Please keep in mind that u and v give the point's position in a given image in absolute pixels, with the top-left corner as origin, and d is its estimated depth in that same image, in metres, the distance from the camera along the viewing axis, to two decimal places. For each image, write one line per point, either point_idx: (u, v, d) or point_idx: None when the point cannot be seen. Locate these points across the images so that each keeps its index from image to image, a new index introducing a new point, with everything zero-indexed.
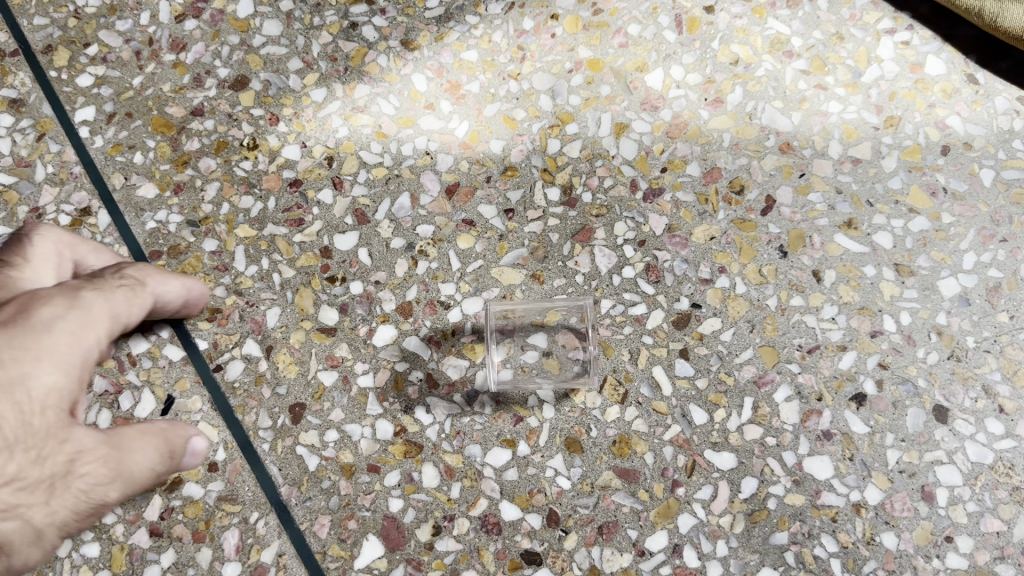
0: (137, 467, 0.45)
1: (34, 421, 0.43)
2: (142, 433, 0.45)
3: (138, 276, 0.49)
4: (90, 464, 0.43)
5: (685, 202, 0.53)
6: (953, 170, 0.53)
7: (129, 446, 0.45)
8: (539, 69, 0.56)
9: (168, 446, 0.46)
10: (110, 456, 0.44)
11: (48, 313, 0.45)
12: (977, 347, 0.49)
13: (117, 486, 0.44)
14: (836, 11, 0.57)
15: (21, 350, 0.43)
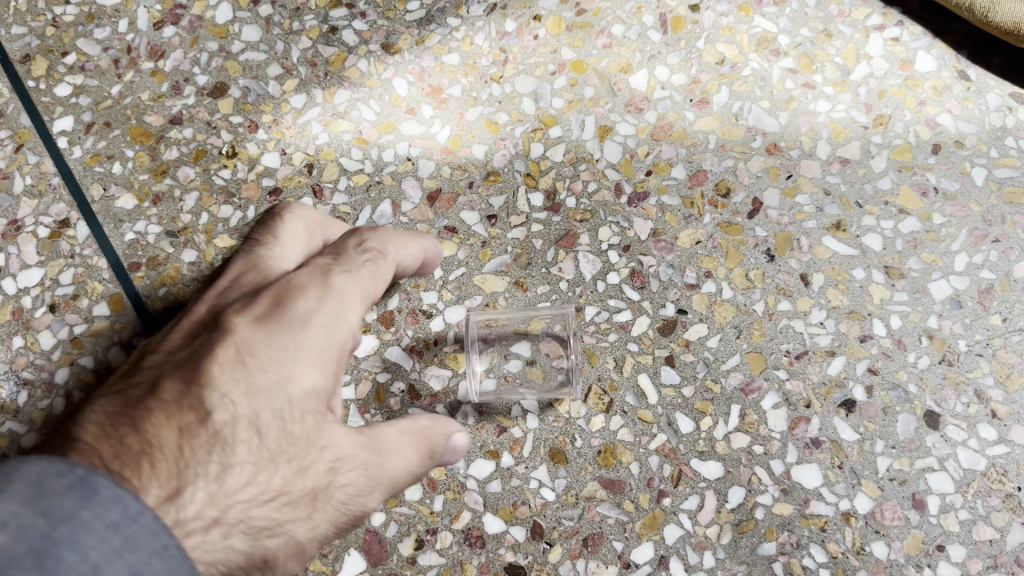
0: (394, 471, 0.43)
1: (294, 426, 0.40)
2: (408, 431, 0.44)
3: (380, 246, 0.47)
4: (346, 469, 0.41)
5: (670, 206, 0.52)
6: (944, 170, 0.52)
7: (378, 443, 0.43)
8: (522, 72, 0.55)
9: (438, 441, 0.44)
10: (360, 458, 0.42)
11: (273, 319, 0.42)
12: (969, 350, 0.48)
13: (371, 488, 0.42)
14: (824, 8, 0.56)
15: (281, 351, 0.41)
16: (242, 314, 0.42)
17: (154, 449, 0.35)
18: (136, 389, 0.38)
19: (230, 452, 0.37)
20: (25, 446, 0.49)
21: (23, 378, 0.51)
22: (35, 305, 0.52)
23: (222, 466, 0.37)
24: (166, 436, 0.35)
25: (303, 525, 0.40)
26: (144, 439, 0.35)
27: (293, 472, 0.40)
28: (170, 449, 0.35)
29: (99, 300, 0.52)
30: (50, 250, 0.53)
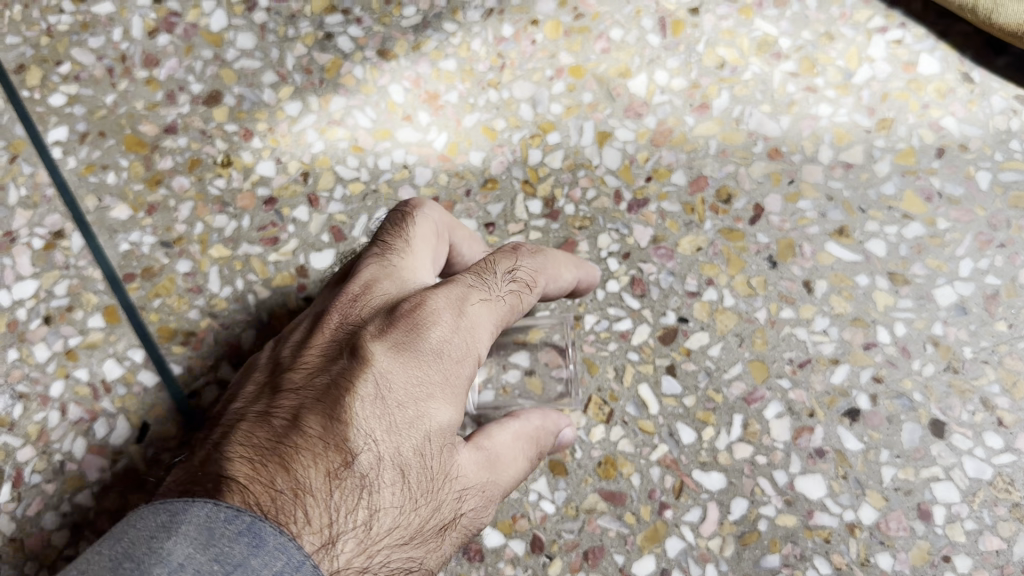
0: (523, 477, 0.43)
1: (441, 453, 0.40)
2: (522, 438, 0.43)
3: (529, 278, 0.45)
4: (501, 480, 0.42)
5: (670, 212, 0.51)
6: (948, 174, 0.51)
7: (519, 453, 0.43)
8: (520, 77, 0.55)
9: (548, 441, 0.44)
10: (501, 470, 0.42)
11: (452, 344, 0.41)
12: (975, 357, 0.47)
13: (504, 496, 0.42)
14: (826, 11, 0.56)
15: (418, 387, 0.40)
16: (389, 333, 0.41)
17: (305, 491, 0.35)
18: (282, 418, 0.39)
19: (374, 497, 0.37)
20: (20, 459, 0.48)
21: (18, 392, 0.50)
22: (30, 317, 0.51)
23: (370, 511, 0.37)
24: (314, 479, 0.36)
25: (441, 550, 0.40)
26: (295, 484, 0.35)
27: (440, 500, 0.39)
28: (318, 492, 0.36)
29: (94, 311, 0.51)
30: (45, 262, 0.52)
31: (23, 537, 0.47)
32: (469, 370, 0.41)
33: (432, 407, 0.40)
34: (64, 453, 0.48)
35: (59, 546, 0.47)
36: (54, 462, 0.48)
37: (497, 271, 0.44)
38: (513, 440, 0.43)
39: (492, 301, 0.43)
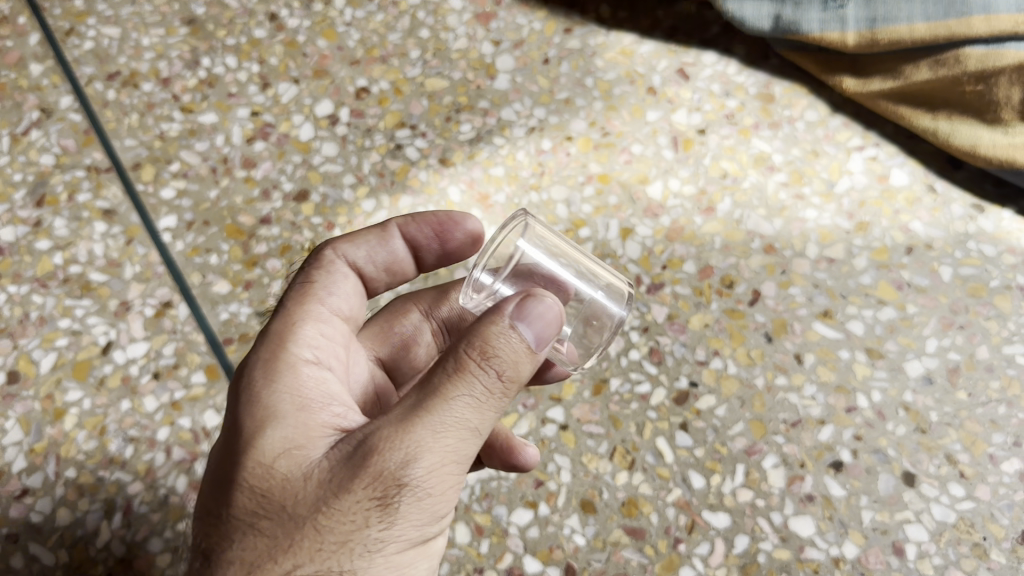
0: (445, 395, 0.40)
1: (288, 455, 0.41)
2: (434, 369, 0.41)
3: (301, 279, 0.51)
4: (400, 421, 0.39)
5: (682, 294, 0.61)
6: (916, 268, 0.61)
7: (427, 380, 0.40)
8: (556, 182, 0.66)
9: (472, 339, 0.40)
10: (399, 410, 0.40)
11: (246, 377, 0.44)
12: (940, 421, 0.56)
13: (419, 434, 0.39)
14: (813, 132, 0.68)
15: (230, 430, 0.43)
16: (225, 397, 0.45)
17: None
18: None
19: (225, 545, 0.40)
20: (130, 492, 0.57)
21: (129, 435, 0.59)
22: (141, 373, 0.61)
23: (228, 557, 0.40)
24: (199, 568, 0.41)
25: (350, 521, 0.39)
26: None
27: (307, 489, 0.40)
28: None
29: (197, 369, 0.61)
30: (155, 327, 0.62)
31: (132, 558, 0.55)
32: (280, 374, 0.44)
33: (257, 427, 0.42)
34: (168, 487, 0.57)
35: (162, 565, 0.55)
36: (159, 494, 0.57)
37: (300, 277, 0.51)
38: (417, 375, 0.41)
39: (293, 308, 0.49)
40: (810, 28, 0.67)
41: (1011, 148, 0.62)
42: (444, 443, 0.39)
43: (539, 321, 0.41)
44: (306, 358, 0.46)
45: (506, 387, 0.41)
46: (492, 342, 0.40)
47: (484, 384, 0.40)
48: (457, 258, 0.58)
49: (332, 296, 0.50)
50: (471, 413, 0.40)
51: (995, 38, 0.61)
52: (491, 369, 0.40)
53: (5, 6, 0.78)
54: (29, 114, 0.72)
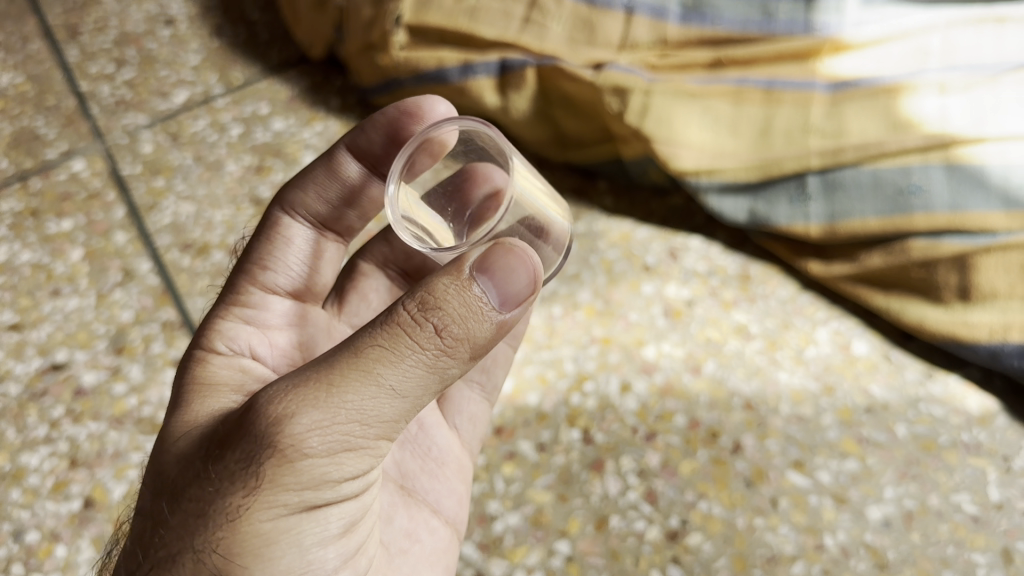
0: (370, 353, 0.45)
1: (192, 427, 0.50)
2: (375, 325, 0.46)
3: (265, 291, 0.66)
4: (311, 377, 0.45)
5: (674, 443, 0.71)
6: (875, 425, 0.71)
7: (362, 337, 0.46)
8: (566, 343, 0.78)
9: (423, 291, 0.46)
10: (323, 361, 0.46)
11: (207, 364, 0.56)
12: (897, 558, 0.65)
13: (318, 392, 0.45)
14: (784, 307, 0.80)
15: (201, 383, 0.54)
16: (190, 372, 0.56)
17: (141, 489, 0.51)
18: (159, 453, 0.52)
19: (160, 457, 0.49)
20: None
21: None
22: None
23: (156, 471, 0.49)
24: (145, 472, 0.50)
25: (235, 467, 0.45)
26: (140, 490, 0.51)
27: (206, 448, 0.47)
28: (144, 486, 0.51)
29: None
30: None
31: None
32: (213, 355, 0.57)
33: (181, 400, 0.52)
34: None
35: None
36: None
37: (251, 242, 0.67)
38: (355, 331, 0.47)
39: (241, 270, 0.65)
40: (779, 219, 0.80)
41: (955, 324, 0.73)
42: (346, 401, 0.45)
43: (505, 283, 0.47)
44: (220, 349, 0.58)
45: (443, 349, 0.46)
46: (436, 307, 0.46)
47: (420, 344, 0.46)
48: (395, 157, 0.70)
49: (271, 273, 0.66)
50: (393, 372, 0.45)
51: (935, 232, 0.73)
52: (430, 324, 0.46)
53: (97, 183, 0.91)
54: (113, 276, 0.84)
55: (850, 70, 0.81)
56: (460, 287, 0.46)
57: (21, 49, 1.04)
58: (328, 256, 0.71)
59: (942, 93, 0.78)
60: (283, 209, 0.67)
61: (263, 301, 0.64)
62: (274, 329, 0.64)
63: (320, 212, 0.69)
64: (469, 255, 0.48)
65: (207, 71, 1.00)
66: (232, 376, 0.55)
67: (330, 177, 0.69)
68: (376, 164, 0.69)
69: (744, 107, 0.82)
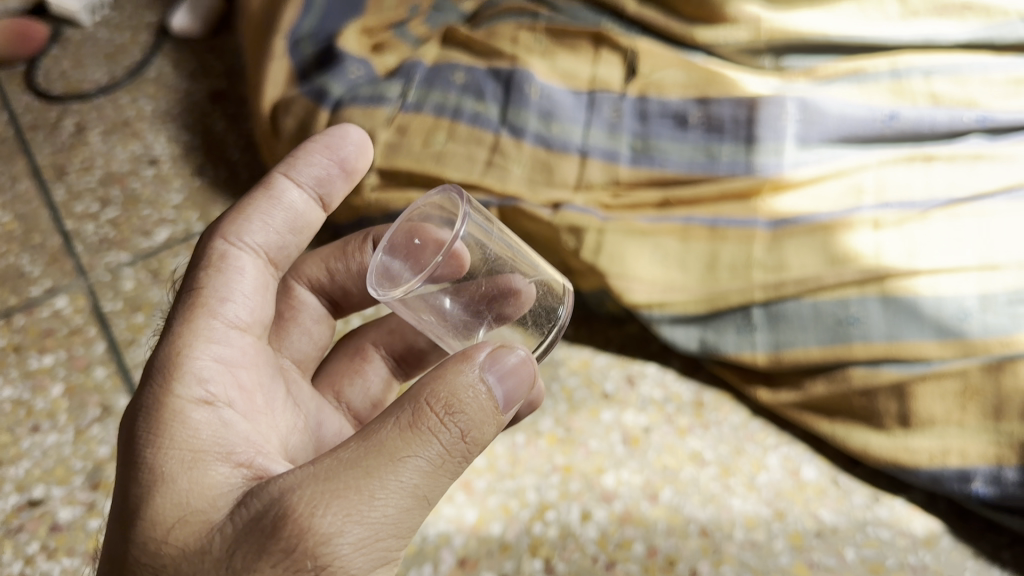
0: (407, 463, 0.50)
1: (195, 518, 0.50)
2: (400, 430, 0.50)
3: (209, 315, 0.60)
4: (351, 486, 0.49)
5: (633, 571, 0.74)
6: (825, 548, 0.75)
7: (390, 441, 0.50)
8: (528, 471, 0.81)
9: (446, 394, 0.52)
10: (355, 465, 0.49)
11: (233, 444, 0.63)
12: None
13: (359, 505, 0.48)
14: (737, 433, 0.84)
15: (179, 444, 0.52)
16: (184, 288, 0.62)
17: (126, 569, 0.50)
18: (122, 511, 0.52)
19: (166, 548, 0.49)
20: None
21: None
22: None
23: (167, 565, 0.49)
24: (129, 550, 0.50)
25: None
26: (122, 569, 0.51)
27: (234, 549, 0.48)
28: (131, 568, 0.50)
29: None
30: None
31: None
32: (190, 411, 0.54)
33: (168, 471, 0.51)
34: None
35: None
36: None
37: (197, 276, 0.62)
38: (378, 432, 0.51)
39: (194, 303, 0.60)
40: (727, 348, 0.84)
41: (898, 450, 0.77)
42: (385, 511, 0.49)
43: (508, 386, 0.55)
44: (197, 397, 0.54)
45: (464, 452, 0.52)
46: (460, 414, 0.52)
47: (447, 448, 0.51)
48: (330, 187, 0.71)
49: (229, 303, 0.61)
50: (424, 482, 0.51)
51: (874, 361, 0.78)
52: (456, 431, 0.52)
53: (78, 319, 0.95)
54: (91, 411, 0.87)
55: (791, 206, 0.88)
56: (478, 391, 0.53)
57: (9, 189, 1.09)
58: (272, 287, 0.67)
59: (877, 229, 0.83)
60: (226, 242, 0.64)
61: (225, 336, 0.60)
62: (240, 368, 0.60)
63: (261, 240, 0.66)
64: (479, 354, 0.54)
65: (188, 210, 1.05)
66: (215, 436, 0.54)
67: (271, 209, 0.68)
68: (322, 197, 0.71)
69: (690, 243, 0.88)
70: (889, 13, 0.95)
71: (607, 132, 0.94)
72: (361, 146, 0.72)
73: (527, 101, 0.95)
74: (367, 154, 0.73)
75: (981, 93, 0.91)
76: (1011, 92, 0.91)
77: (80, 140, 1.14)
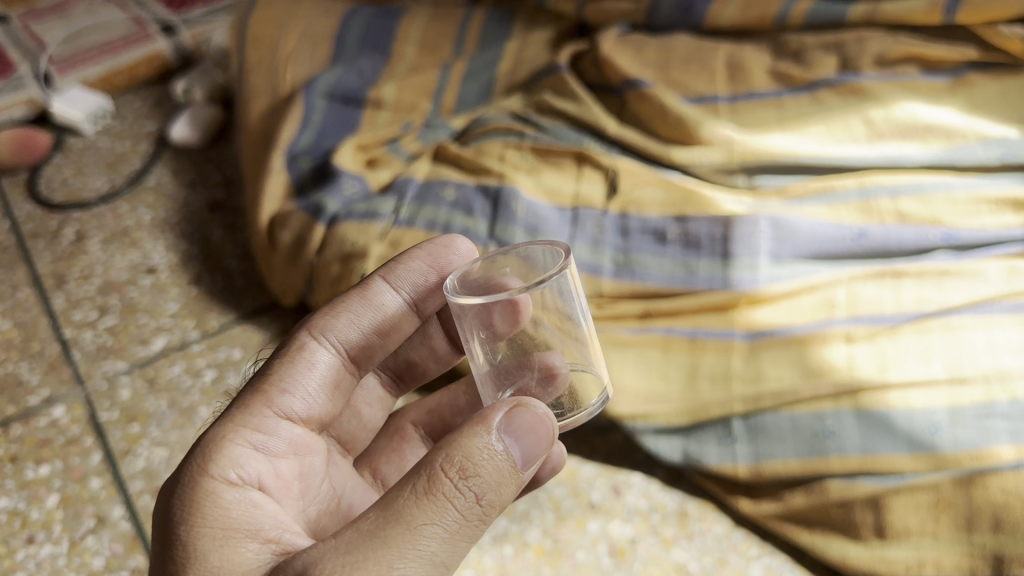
0: (424, 531, 0.52)
1: None
2: (415, 498, 0.52)
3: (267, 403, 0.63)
4: (368, 557, 0.50)
5: None
6: None
7: (408, 510, 0.52)
8: None
9: (461, 458, 0.54)
10: (374, 537, 0.51)
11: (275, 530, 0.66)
12: None
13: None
14: (720, 542, 0.86)
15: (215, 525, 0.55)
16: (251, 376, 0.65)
17: None
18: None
19: None
20: None
21: None
22: None
23: None
24: None
25: None
26: None
27: None
28: None
29: None
30: None
31: None
32: (225, 491, 0.57)
33: (201, 549, 0.54)
34: None
35: None
36: None
37: (272, 363, 0.65)
38: (395, 500, 0.52)
39: (257, 390, 0.63)
40: (710, 459, 0.87)
41: (874, 560, 0.79)
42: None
43: (526, 444, 0.56)
44: (229, 478, 0.58)
45: (481, 515, 0.54)
46: (475, 477, 0.53)
47: (463, 513, 0.53)
48: (425, 295, 0.73)
49: (289, 395, 0.64)
50: (440, 547, 0.52)
51: (850, 473, 0.81)
52: (472, 494, 0.53)
53: (75, 428, 0.97)
54: (86, 521, 0.88)
55: (768, 318, 0.92)
56: (493, 451, 0.54)
57: (10, 296, 1.12)
58: (347, 383, 0.68)
59: (850, 342, 0.87)
60: (311, 335, 0.66)
61: (275, 426, 0.62)
62: (280, 456, 0.63)
63: (349, 339, 0.68)
64: (494, 415, 0.56)
65: (184, 318, 1.08)
66: (246, 515, 0.56)
67: (364, 307, 0.70)
68: (415, 302, 0.72)
69: (671, 354, 0.93)
70: (856, 135, 1.03)
71: (590, 246, 0.99)
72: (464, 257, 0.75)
73: (514, 217, 1.00)
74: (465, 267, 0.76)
75: (946, 212, 0.95)
76: (973, 211, 0.95)
77: (80, 248, 1.17)
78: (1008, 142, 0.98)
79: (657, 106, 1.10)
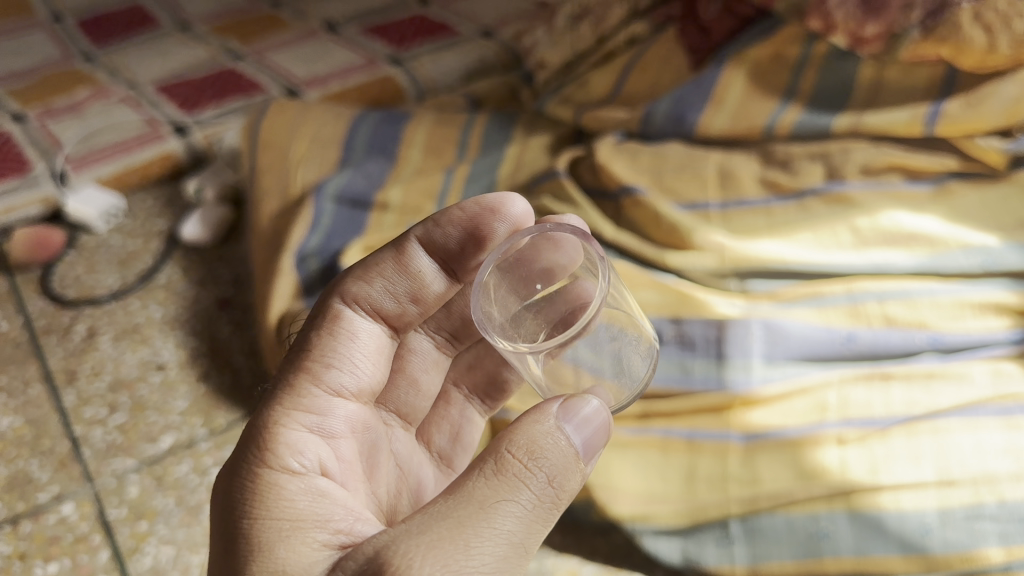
0: (498, 508, 0.57)
1: None
2: (489, 482, 0.59)
3: (315, 375, 0.69)
4: (445, 536, 0.55)
5: None
6: None
7: (482, 492, 0.58)
8: None
9: (527, 443, 0.61)
10: (449, 517, 0.56)
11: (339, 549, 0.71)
12: None
13: (459, 549, 0.55)
14: None
15: (283, 520, 0.60)
16: (293, 352, 0.72)
17: None
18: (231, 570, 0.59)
19: None
20: None
21: None
22: None
23: None
24: None
25: None
26: None
27: None
28: None
29: None
30: None
31: None
32: (288, 477, 0.63)
33: (271, 541, 0.59)
34: None
35: None
36: None
37: (314, 337, 0.72)
38: (469, 486, 0.58)
39: (305, 368, 0.69)
40: (709, 559, 0.89)
41: None
42: (482, 558, 0.55)
43: (584, 434, 0.64)
44: (292, 467, 0.63)
45: (553, 497, 0.60)
46: (540, 461, 0.60)
47: (536, 493, 0.59)
48: (462, 260, 0.79)
49: (335, 371, 0.70)
50: (513, 521, 0.58)
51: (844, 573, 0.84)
52: (540, 476, 0.60)
53: (84, 525, 0.98)
54: None
55: (762, 420, 0.95)
56: (554, 436, 0.62)
57: (21, 393, 1.14)
58: (386, 349, 0.76)
59: (842, 445, 0.90)
60: (345, 306, 0.73)
61: (328, 404, 0.69)
62: (337, 435, 0.69)
63: (377, 306, 0.75)
64: (551, 407, 0.64)
65: (193, 415, 1.11)
66: (313, 507, 0.62)
67: (398, 273, 0.77)
68: (449, 267, 0.78)
69: (670, 455, 0.96)
70: (843, 242, 1.07)
71: None
72: (515, 221, 0.78)
73: None
74: (518, 226, 0.79)
75: (932, 316, 0.98)
76: (958, 314, 0.98)
77: (91, 344, 1.20)
78: (989, 250, 1.01)
79: (651, 213, 1.15)
